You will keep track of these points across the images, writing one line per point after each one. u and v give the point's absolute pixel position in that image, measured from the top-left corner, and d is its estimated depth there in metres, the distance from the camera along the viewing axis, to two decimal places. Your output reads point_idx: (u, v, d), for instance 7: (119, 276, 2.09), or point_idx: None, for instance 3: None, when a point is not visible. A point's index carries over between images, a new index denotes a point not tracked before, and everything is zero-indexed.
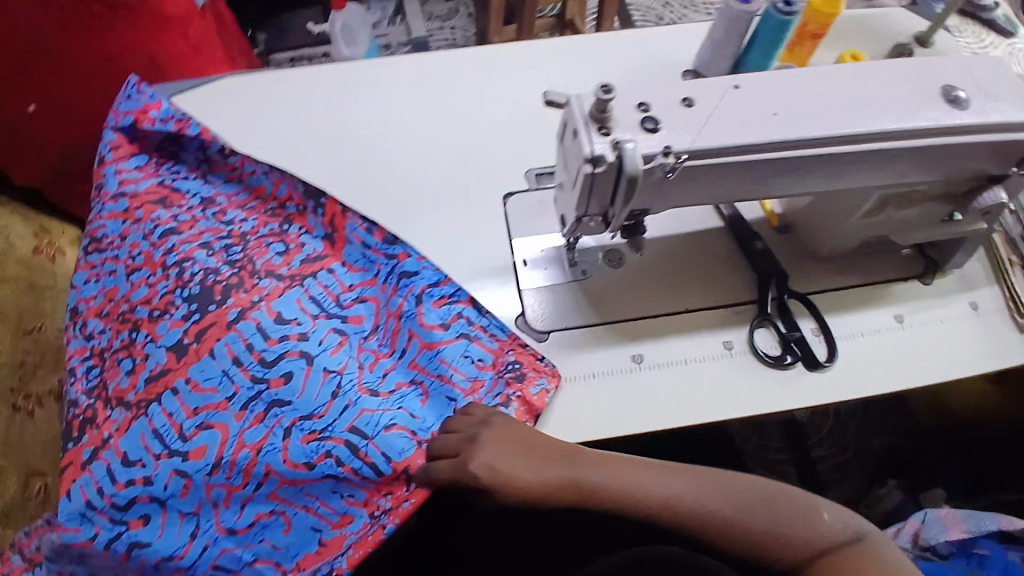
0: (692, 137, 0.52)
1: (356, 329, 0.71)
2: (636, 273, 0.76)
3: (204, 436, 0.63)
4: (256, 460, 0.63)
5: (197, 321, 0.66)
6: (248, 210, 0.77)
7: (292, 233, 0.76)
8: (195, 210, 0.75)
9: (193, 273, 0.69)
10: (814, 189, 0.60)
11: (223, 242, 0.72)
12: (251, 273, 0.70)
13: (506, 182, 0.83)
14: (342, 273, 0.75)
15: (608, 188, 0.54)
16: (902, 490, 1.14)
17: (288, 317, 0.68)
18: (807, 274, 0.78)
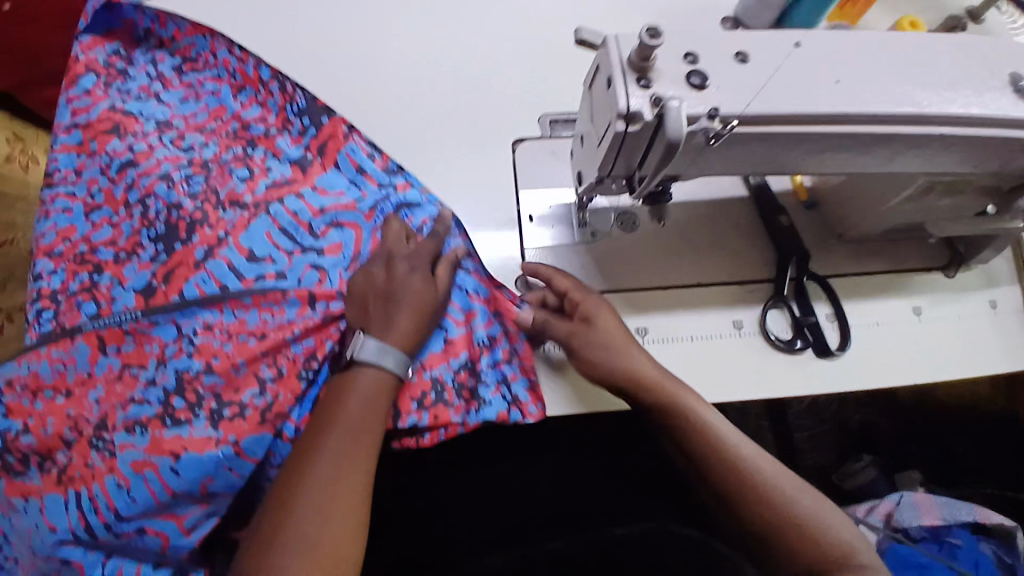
0: (745, 101, 0.46)
1: (334, 261, 0.66)
2: (650, 239, 0.71)
3: (171, 379, 0.60)
4: (228, 403, 0.60)
5: (165, 262, 0.64)
6: (206, 133, 0.70)
7: (257, 157, 0.69)
8: (150, 137, 0.68)
9: (157, 210, 0.65)
10: (861, 169, 0.54)
11: (183, 173, 0.67)
12: (215, 205, 0.65)
13: (518, 126, 0.75)
14: (312, 197, 0.67)
15: (639, 150, 0.48)
16: (878, 467, 1.10)
17: (260, 254, 0.64)
18: (830, 255, 0.74)
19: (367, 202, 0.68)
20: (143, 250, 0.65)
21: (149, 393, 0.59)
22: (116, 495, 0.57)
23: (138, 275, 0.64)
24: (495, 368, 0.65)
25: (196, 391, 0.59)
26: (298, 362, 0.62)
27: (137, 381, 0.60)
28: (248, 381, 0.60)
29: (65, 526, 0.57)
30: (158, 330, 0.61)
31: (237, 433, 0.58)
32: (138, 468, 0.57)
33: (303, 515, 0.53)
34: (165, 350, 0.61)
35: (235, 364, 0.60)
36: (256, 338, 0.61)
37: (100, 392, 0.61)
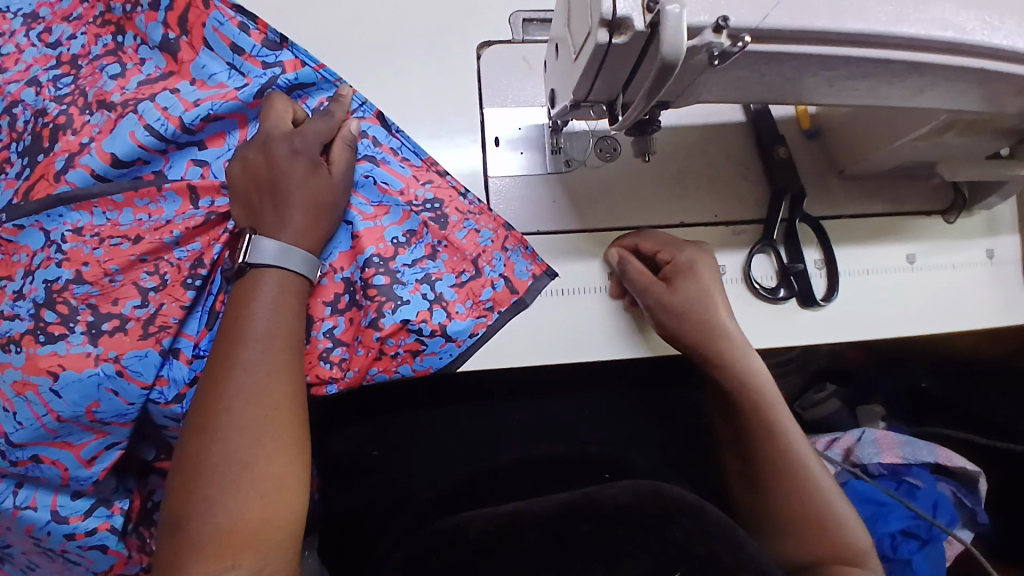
0: (764, 11, 0.36)
1: (218, 154, 0.57)
2: (631, 169, 0.62)
3: (41, 290, 0.54)
4: (97, 313, 0.54)
5: (28, 178, 0.56)
6: (74, 22, 0.60)
7: (129, 47, 0.58)
8: (18, 35, 0.59)
9: (25, 120, 0.58)
10: (881, 102, 0.46)
11: (52, 74, 0.58)
12: (81, 107, 0.57)
13: (484, 26, 0.64)
14: (187, 91, 0.56)
15: (624, 68, 0.39)
16: (839, 398, 1.10)
17: (127, 158, 0.55)
18: (828, 193, 0.67)
19: (249, 89, 0.56)
20: (11, 167, 0.58)
21: (18, 308, 0.54)
22: (4, 418, 0.55)
23: (4, 195, 0.57)
24: (415, 266, 0.58)
25: (66, 302, 0.54)
26: (183, 266, 0.55)
27: (8, 294, 0.55)
28: (127, 292, 0.54)
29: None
30: (25, 237, 0.56)
31: (115, 349, 0.53)
32: (18, 388, 0.54)
33: (229, 440, 0.48)
34: (34, 259, 0.55)
35: (108, 271, 0.54)
36: (130, 241, 0.55)
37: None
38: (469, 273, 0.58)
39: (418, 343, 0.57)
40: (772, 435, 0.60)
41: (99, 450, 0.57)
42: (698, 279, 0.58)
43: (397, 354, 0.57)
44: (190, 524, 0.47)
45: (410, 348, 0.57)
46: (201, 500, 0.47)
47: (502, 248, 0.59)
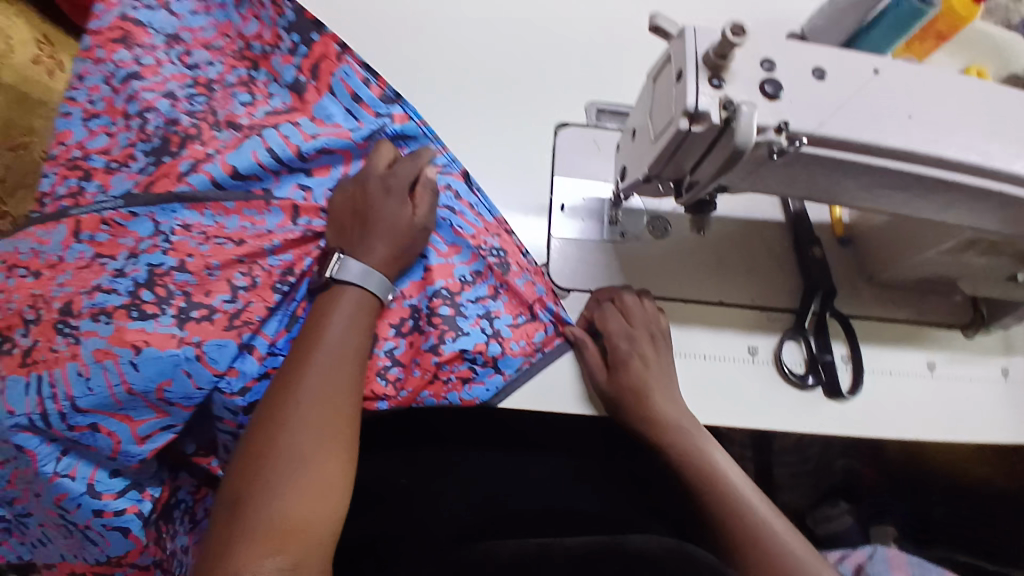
0: (817, 120, 0.44)
1: (321, 182, 0.67)
2: (678, 248, 0.69)
3: (143, 270, 0.59)
4: (191, 298, 0.59)
5: (151, 174, 0.63)
6: (213, 50, 0.69)
7: (260, 82, 0.68)
8: (159, 51, 0.67)
9: (155, 126, 0.64)
10: (913, 213, 0.53)
11: (187, 91, 0.66)
12: (211, 124, 0.65)
13: (563, 110, 0.73)
14: (307, 125, 0.65)
15: (696, 153, 0.46)
16: (853, 517, 1.12)
17: (245, 173, 0.63)
18: (856, 295, 0.72)
19: (361, 132, 0.66)
20: (134, 162, 0.64)
21: (117, 285, 0.58)
22: (75, 383, 0.56)
23: (123, 185, 0.64)
24: (477, 303, 0.63)
25: (166, 286, 0.59)
26: (275, 273, 0.63)
27: (105, 271, 0.59)
28: (220, 286, 0.60)
29: (24, 410, 0.57)
30: (135, 224, 0.61)
31: (203, 334, 0.58)
32: (99, 356, 0.56)
33: (294, 434, 0.53)
34: (140, 244, 0.61)
35: (210, 266, 0.61)
36: (233, 243, 0.62)
37: (68, 277, 0.60)
38: (525, 316, 0.64)
39: (470, 373, 0.63)
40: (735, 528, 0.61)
41: (154, 431, 0.60)
42: (630, 371, 0.63)
43: (447, 381, 0.62)
44: (250, 507, 0.50)
45: (461, 377, 0.63)
46: (260, 486, 0.51)
47: (554, 298, 0.66)
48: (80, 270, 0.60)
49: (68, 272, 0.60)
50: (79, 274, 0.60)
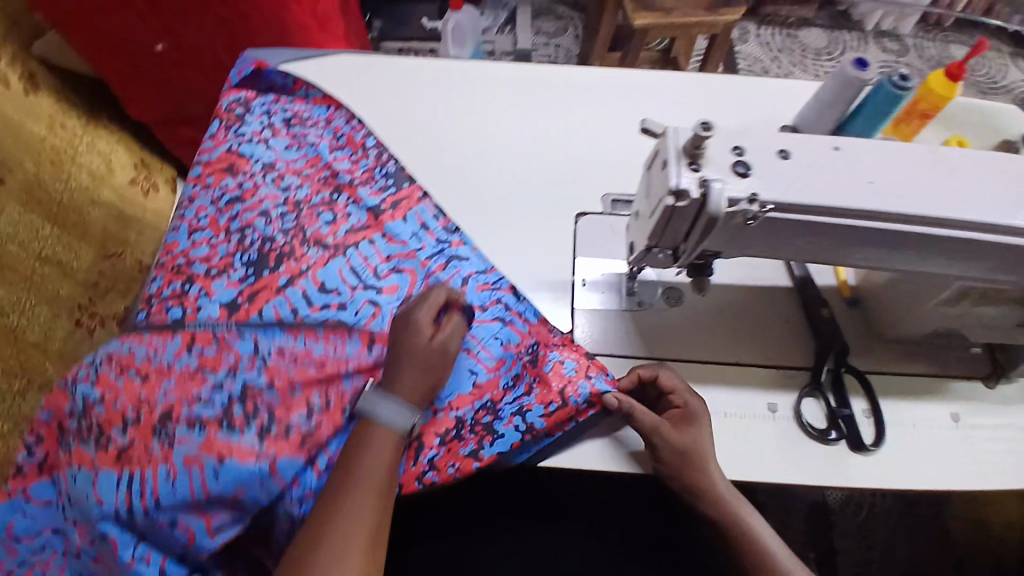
0: (781, 190, 0.52)
1: (389, 299, 0.75)
2: (692, 314, 0.75)
3: (237, 386, 0.69)
4: (272, 415, 0.68)
5: (252, 285, 0.75)
6: (303, 178, 0.84)
7: (341, 203, 0.81)
8: (257, 176, 0.83)
9: (252, 240, 0.78)
10: (895, 266, 0.59)
11: (279, 211, 0.80)
12: (301, 241, 0.77)
13: (581, 199, 0.84)
14: (381, 244, 0.78)
15: (685, 225, 0.54)
16: None
17: (330, 287, 0.74)
18: (871, 352, 0.76)
19: (426, 251, 0.78)
20: (233, 271, 0.76)
21: (213, 397, 0.69)
22: (162, 483, 0.65)
23: (225, 291, 0.75)
24: (513, 402, 0.70)
25: (254, 404, 0.69)
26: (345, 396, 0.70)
27: (204, 381, 0.70)
28: (299, 404, 0.69)
29: (113, 502, 0.65)
30: (239, 343, 0.71)
31: (282, 450, 0.67)
32: (187, 462, 0.65)
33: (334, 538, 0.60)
34: (239, 361, 0.70)
35: (293, 385, 0.70)
36: (314, 365, 0.71)
37: (171, 383, 0.70)
38: (556, 402, 0.69)
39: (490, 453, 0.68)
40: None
41: (223, 528, 0.67)
42: (698, 428, 0.67)
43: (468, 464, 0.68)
44: None
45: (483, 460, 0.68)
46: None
47: (586, 376, 0.69)
48: (179, 383, 0.69)
49: (171, 382, 0.70)
50: (179, 385, 0.69)
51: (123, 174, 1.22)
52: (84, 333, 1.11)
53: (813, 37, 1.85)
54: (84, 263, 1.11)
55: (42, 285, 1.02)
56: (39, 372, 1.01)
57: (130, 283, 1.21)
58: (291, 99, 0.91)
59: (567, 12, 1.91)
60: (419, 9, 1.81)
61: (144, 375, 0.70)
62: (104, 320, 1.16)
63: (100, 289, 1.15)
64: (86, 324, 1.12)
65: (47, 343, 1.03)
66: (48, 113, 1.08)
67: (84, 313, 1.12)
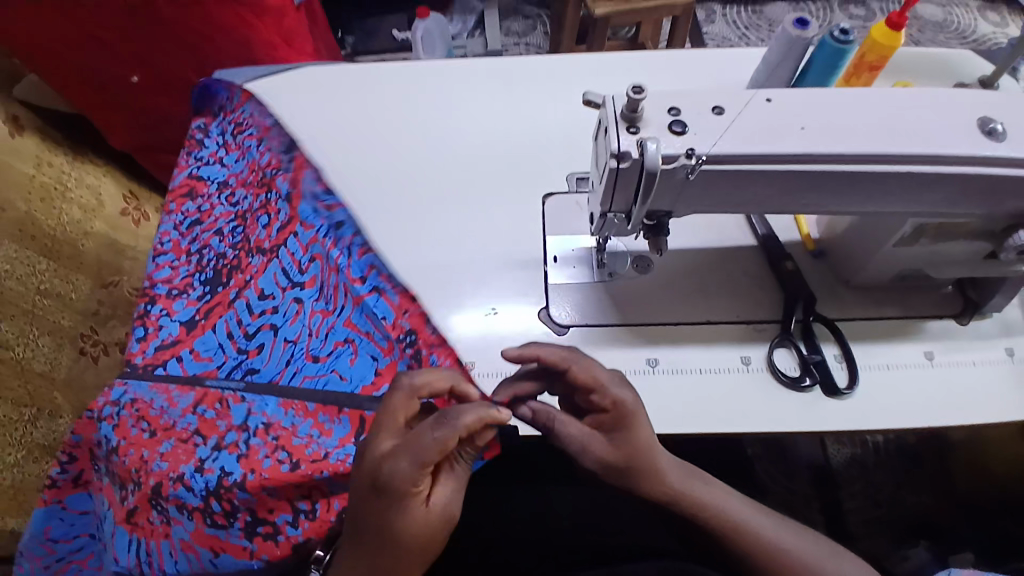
0: (713, 141, 0.54)
1: (309, 294, 0.83)
2: (660, 278, 0.78)
3: (219, 468, 0.71)
4: (243, 500, 0.69)
5: (207, 301, 0.85)
6: (249, 193, 0.92)
7: (279, 214, 0.88)
8: (212, 198, 0.94)
9: (209, 259, 0.89)
10: (842, 209, 0.61)
11: (232, 229, 0.90)
12: (249, 257, 0.87)
13: (548, 182, 0.86)
14: (309, 248, 0.85)
15: (630, 186, 0.57)
16: (932, 552, 1.08)
17: (269, 295, 0.84)
18: (840, 299, 0.78)
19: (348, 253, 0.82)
20: (192, 290, 0.86)
21: (194, 482, 0.70)
22: (166, 558, 0.70)
23: (184, 309, 0.84)
24: None
25: (229, 501, 0.69)
26: (332, 508, 0.70)
27: (194, 456, 0.72)
28: (283, 506, 0.70)
29: (126, 561, 0.72)
30: (237, 412, 0.75)
31: (267, 554, 0.69)
32: (185, 546, 0.69)
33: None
34: (228, 435, 0.73)
35: (266, 487, 0.70)
36: (290, 465, 0.71)
37: (170, 446, 0.74)
38: None
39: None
40: (771, 547, 0.61)
41: None
42: (634, 435, 0.60)
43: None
44: None
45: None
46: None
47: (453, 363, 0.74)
48: (176, 455, 0.72)
49: (173, 450, 0.73)
50: (175, 455, 0.73)
51: (113, 206, 1.26)
52: (88, 361, 1.17)
53: (777, 11, 1.87)
54: (81, 295, 1.16)
55: (42, 316, 1.09)
56: (47, 401, 1.10)
57: (128, 308, 1.24)
58: (235, 112, 0.98)
59: (534, 11, 1.94)
60: (388, 22, 1.85)
61: (155, 434, 0.74)
62: (108, 347, 1.21)
63: (101, 317, 1.20)
64: (90, 352, 1.17)
65: (55, 372, 1.12)
66: (34, 152, 1.13)
67: (87, 342, 1.17)
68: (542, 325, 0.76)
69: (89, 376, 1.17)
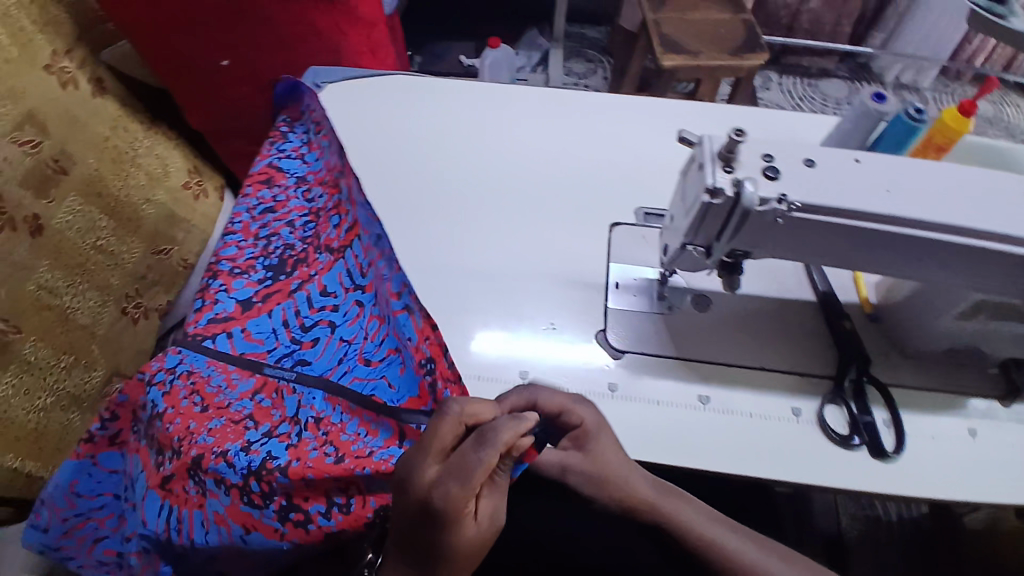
0: (805, 191, 0.57)
1: (369, 299, 0.80)
2: (719, 320, 0.80)
3: (266, 448, 0.69)
4: (283, 485, 0.67)
5: (268, 286, 0.81)
6: (324, 186, 0.89)
7: (348, 209, 0.84)
8: (290, 189, 0.91)
9: (276, 247, 0.85)
10: (913, 274, 0.63)
11: (303, 220, 0.87)
12: (315, 249, 0.84)
13: (616, 213, 0.90)
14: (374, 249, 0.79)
15: (719, 222, 0.60)
16: None
17: (330, 291, 0.81)
18: (890, 364, 0.79)
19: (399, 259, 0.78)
20: (254, 273, 0.82)
21: (237, 460, 0.67)
22: (197, 528, 0.69)
23: (244, 290, 0.80)
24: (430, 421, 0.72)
25: (270, 483, 0.67)
26: (367, 504, 0.69)
27: (243, 437, 0.70)
28: (317, 496, 0.68)
29: (155, 525, 0.70)
30: (287, 399, 0.74)
31: (298, 538, 0.68)
32: (218, 520, 0.68)
33: None
34: (281, 424, 0.72)
35: (307, 477, 0.67)
36: (335, 457, 0.69)
37: (220, 424, 0.71)
38: None
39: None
40: None
41: None
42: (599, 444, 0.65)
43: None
44: None
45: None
46: None
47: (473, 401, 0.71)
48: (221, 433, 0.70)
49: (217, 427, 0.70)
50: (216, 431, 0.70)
51: (177, 177, 1.27)
52: (128, 322, 1.18)
53: (833, 87, 1.94)
54: (133, 258, 1.17)
55: (93, 271, 1.10)
56: (85, 353, 1.10)
57: (173, 277, 1.25)
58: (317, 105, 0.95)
59: (596, 56, 2.01)
60: (457, 47, 1.93)
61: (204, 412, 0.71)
62: (146, 311, 1.22)
63: (147, 282, 1.20)
64: (131, 313, 1.18)
65: (96, 327, 1.12)
66: (113, 115, 1.17)
67: (128, 303, 1.17)
68: (598, 348, 0.78)
69: (126, 335, 1.18)
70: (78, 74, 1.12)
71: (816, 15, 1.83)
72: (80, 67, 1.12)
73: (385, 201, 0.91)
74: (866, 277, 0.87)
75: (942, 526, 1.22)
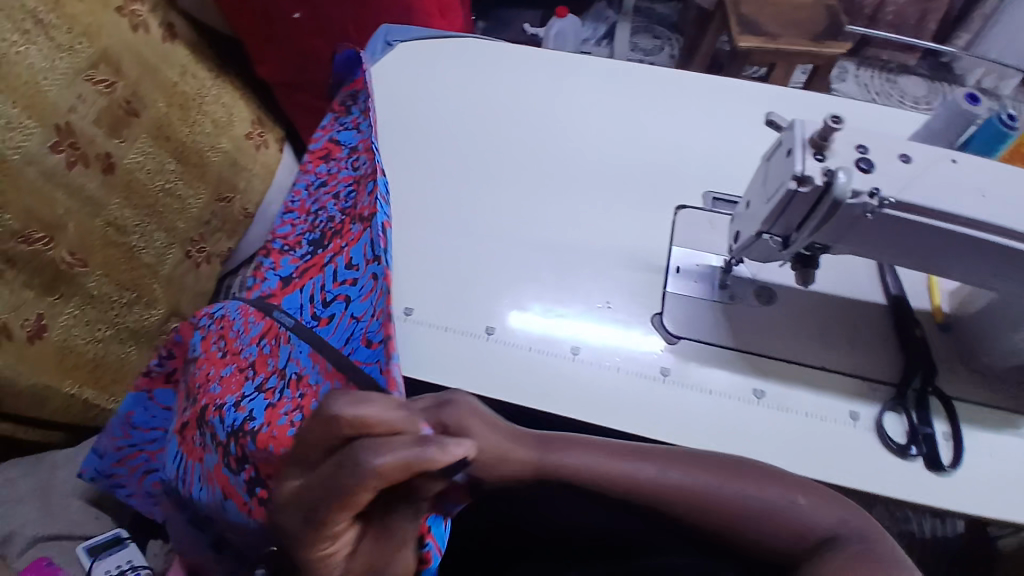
0: (898, 188, 0.54)
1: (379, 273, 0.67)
2: (783, 315, 0.77)
3: (249, 408, 0.68)
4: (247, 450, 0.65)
5: (307, 262, 0.78)
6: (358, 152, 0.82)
7: (365, 178, 0.78)
8: (342, 163, 0.85)
9: (321, 221, 0.82)
10: (999, 284, 0.60)
11: (344, 192, 0.81)
12: (348, 222, 0.76)
13: (682, 195, 0.87)
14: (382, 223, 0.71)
15: (802, 211, 0.57)
16: None
17: (354, 263, 0.72)
18: (957, 376, 0.76)
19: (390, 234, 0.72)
20: (299, 248, 0.81)
21: (226, 415, 0.69)
22: (195, 480, 0.73)
23: (287, 265, 0.80)
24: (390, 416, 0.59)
25: (240, 443, 0.66)
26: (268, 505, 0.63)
27: (240, 389, 0.71)
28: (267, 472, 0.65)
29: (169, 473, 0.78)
30: (280, 356, 0.70)
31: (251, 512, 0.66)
32: (207, 477, 0.71)
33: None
34: (268, 380, 0.69)
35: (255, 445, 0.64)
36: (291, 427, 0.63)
37: (231, 372, 0.73)
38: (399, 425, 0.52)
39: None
40: None
41: None
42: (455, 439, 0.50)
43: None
44: None
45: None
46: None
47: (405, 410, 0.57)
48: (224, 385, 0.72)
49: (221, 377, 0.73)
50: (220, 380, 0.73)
51: (241, 127, 1.26)
52: (189, 265, 1.21)
53: (911, 85, 1.85)
54: (198, 204, 1.19)
55: (161, 215, 1.12)
56: (148, 291, 1.13)
57: (235, 224, 1.27)
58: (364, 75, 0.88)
59: (665, 33, 1.95)
60: (522, 15, 1.89)
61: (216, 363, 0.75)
62: (208, 256, 1.24)
63: (209, 228, 1.22)
64: (194, 257, 1.21)
65: (159, 268, 1.15)
66: (182, 61, 1.15)
67: (191, 247, 1.20)
68: (653, 330, 0.77)
69: (187, 278, 1.21)
70: (149, 19, 1.09)
71: (903, 6, 1.75)
72: (151, 11, 1.10)
73: (447, 163, 0.90)
74: (941, 283, 0.82)
75: (981, 548, 1.18)
